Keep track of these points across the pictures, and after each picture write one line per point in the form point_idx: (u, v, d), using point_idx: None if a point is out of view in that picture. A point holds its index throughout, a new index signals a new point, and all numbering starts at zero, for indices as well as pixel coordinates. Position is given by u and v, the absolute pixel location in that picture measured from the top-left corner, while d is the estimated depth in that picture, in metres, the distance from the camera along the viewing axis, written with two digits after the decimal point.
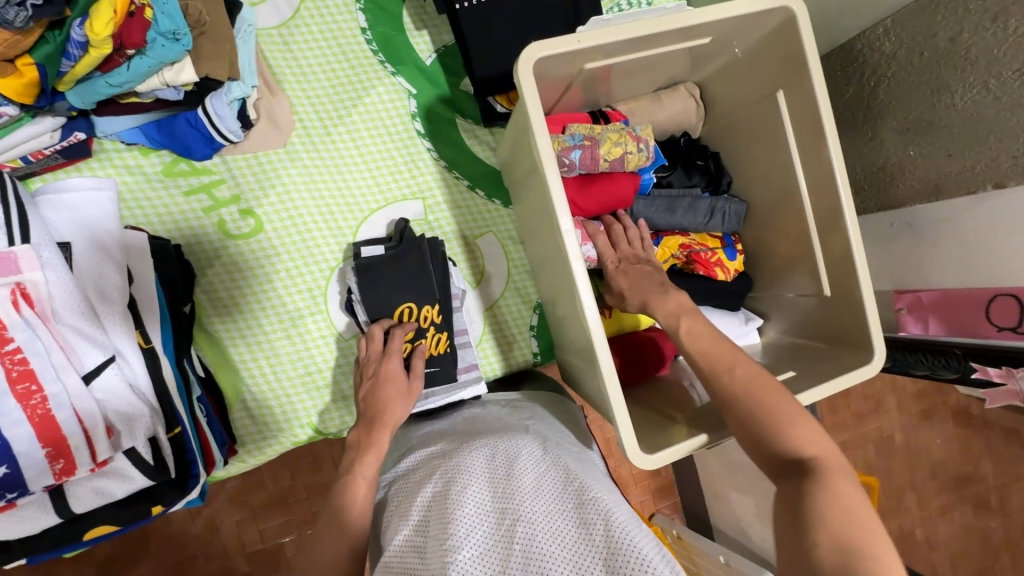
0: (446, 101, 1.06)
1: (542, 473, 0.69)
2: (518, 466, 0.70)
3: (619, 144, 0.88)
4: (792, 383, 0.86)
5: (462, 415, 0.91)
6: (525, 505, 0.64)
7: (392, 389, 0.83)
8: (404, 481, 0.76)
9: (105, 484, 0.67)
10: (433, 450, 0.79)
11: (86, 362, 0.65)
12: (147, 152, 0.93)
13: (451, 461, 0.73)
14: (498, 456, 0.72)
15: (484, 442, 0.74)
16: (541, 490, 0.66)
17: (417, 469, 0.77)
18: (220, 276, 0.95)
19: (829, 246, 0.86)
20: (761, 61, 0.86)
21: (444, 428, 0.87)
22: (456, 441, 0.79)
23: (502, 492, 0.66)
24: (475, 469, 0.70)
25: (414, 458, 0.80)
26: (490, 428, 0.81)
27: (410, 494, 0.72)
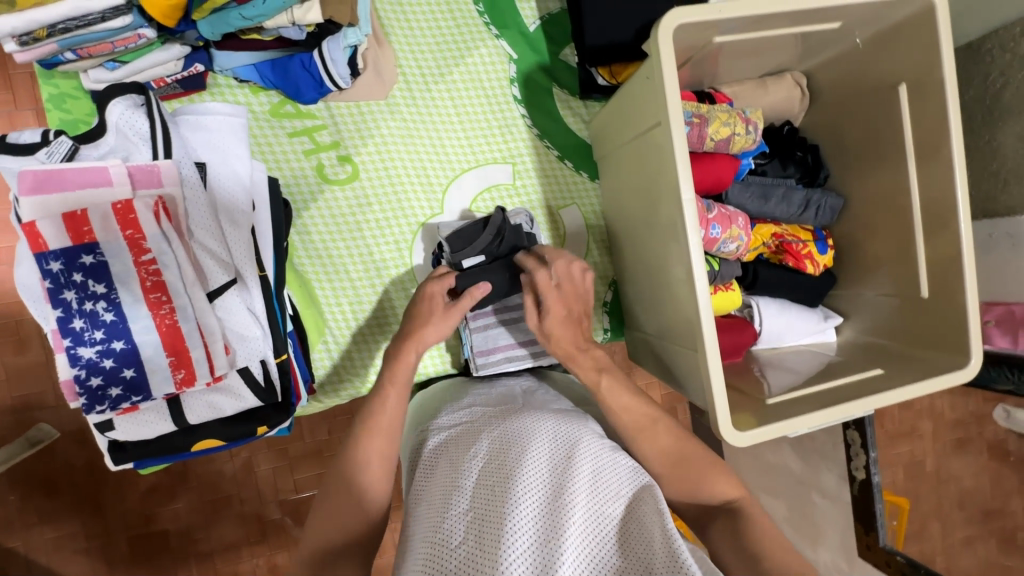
0: (545, 69, 1.06)
1: (601, 462, 0.69)
2: (579, 448, 0.70)
3: (728, 124, 0.88)
4: (877, 381, 0.85)
5: (517, 386, 0.92)
6: (580, 488, 0.64)
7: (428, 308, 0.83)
8: (458, 430, 0.79)
9: (217, 400, 0.69)
10: (490, 412, 0.81)
11: (212, 281, 0.68)
12: (257, 90, 0.94)
13: (513, 424, 0.74)
14: (558, 432, 0.72)
15: (549, 417, 0.75)
16: (597, 482, 0.66)
17: (473, 425, 0.79)
18: (314, 218, 0.97)
19: (932, 247, 0.85)
20: (884, 52, 0.84)
21: (501, 393, 0.89)
22: (516, 409, 0.80)
23: (560, 470, 0.67)
24: (537, 440, 0.70)
25: (470, 413, 0.83)
26: (551, 405, 0.82)
27: (465, 445, 0.75)
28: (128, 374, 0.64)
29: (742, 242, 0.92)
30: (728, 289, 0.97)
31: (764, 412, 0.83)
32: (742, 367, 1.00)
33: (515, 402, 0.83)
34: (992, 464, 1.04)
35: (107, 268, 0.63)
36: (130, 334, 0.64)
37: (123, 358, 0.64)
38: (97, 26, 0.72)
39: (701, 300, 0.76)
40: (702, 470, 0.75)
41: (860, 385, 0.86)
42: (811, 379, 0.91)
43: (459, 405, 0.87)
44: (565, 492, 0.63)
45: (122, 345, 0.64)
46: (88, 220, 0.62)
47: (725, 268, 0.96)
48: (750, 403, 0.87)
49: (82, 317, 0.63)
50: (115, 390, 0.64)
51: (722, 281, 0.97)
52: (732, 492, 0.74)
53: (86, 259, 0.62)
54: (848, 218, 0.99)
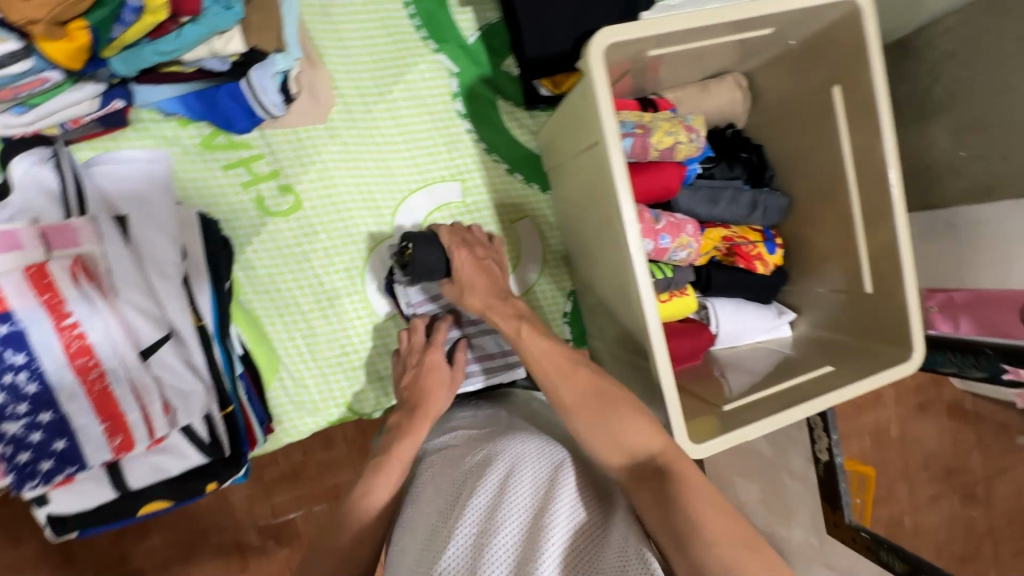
0: (488, 81, 1.04)
1: (585, 480, 0.69)
2: (562, 466, 0.70)
3: (670, 133, 0.87)
4: (827, 378, 0.88)
5: (492, 409, 0.91)
6: (556, 504, 0.64)
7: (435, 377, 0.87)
8: (443, 453, 0.78)
9: (161, 460, 0.67)
10: (474, 434, 0.80)
11: (144, 339, 0.64)
12: (186, 123, 0.90)
13: (495, 445, 0.74)
14: (540, 451, 0.72)
15: (532, 436, 0.75)
16: (580, 499, 0.66)
17: (456, 447, 0.78)
18: (258, 252, 0.94)
19: (872, 242, 0.87)
20: (818, 54, 0.86)
21: (488, 415, 0.88)
22: (501, 429, 0.80)
23: (538, 489, 0.66)
24: (520, 459, 0.70)
25: (455, 436, 0.82)
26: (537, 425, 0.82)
27: (448, 470, 0.74)
28: (60, 446, 0.61)
29: (692, 248, 0.93)
30: (684, 293, 0.98)
31: (723, 418, 0.84)
32: (702, 369, 1.01)
33: (499, 423, 0.83)
34: None
35: (24, 337, 0.58)
36: (58, 403, 0.61)
37: (52, 429, 0.61)
38: None
39: (650, 316, 0.77)
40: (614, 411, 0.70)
41: (812, 383, 0.88)
42: (767, 379, 0.93)
43: (444, 429, 0.86)
44: (546, 511, 0.63)
45: (49, 416, 0.60)
46: None
47: (678, 274, 0.96)
48: (710, 408, 0.88)
49: (1, 390, 0.59)
50: (47, 464, 0.61)
51: (676, 287, 0.97)
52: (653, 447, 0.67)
53: None
54: (795, 215, 1.00)
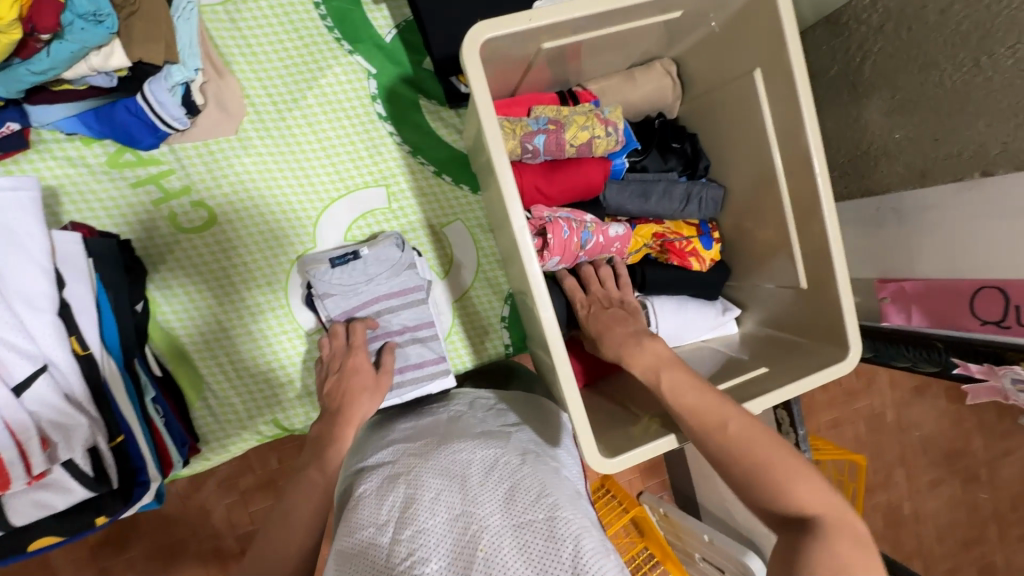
0: (408, 81, 1.00)
1: (515, 483, 0.67)
2: (492, 476, 0.68)
3: (586, 128, 0.82)
4: (765, 380, 0.83)
5: (448, 410, 0.88)
6: (493, 519, 0.62)
7: (358, 381, 0.83)
8: (375, 472, 0.75)
9: (44, 497, 0.65)
10: (412, 448, 0.77)
11: (15, 375, 0.62)
12: (89, 142, 0.88)
13: (429, 464, 0.71)
14: (477, 461, 0.70)
15: (464, 447, 0.73)
16: (510, 503, 0.64)
17: (394, 464, 0.75)
18: (174, 271, 0.92)
19: (805, 234, 0.81)
20: (737, 36, 0.80)
21: (427, 423, 0.85)
22: (433, 441, 0.77)
23: (473, 503, 0.64)
24: (449, 477, 0.68)
25: (389, 451, 0.79)
26: (472, 430, 0.79)
27: (380, 490, 0.71)
28: None
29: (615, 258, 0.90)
30: None
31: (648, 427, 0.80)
32: None
33: (438, 432, 0.79)
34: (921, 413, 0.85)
35: None
36: None
37: None
38: None
39: (551, 325, 0.72)
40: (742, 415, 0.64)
41: (749, 385, 0.83)
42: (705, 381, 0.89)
43: (385, 441, 0.82)
44: (474, 526, 0.61)
45: None
46: None
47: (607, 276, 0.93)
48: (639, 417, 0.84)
49: None
50: None
51: None
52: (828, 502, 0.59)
53: None
54: (733, 208, 0.95)
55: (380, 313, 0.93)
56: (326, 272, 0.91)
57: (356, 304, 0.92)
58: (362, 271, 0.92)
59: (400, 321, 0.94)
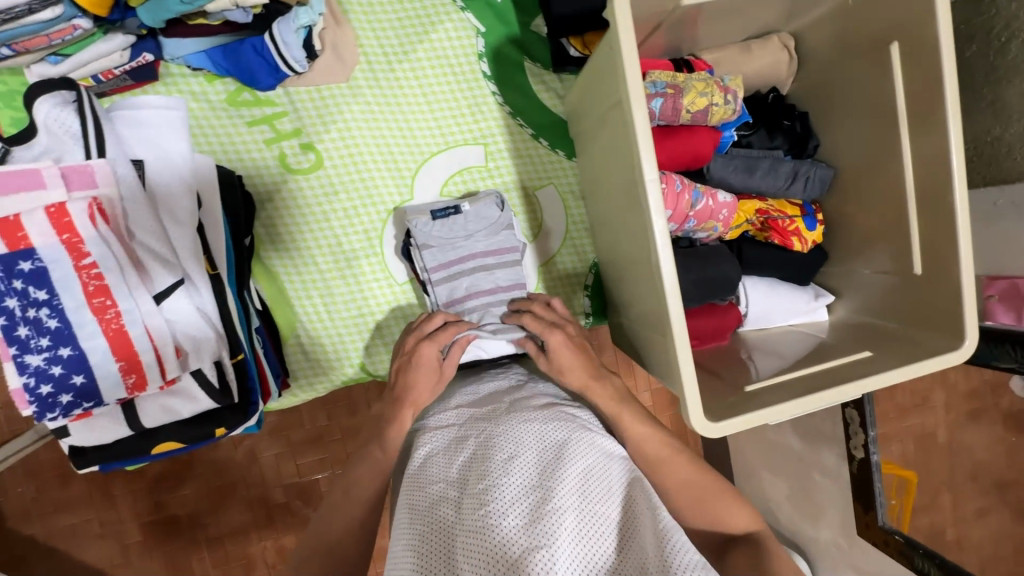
0: (516, 42, 1.00)
1: (590, 463, 0.67)
2: (567, 451, 0.68)
3: (704, 94, 0.82)
4: (866, 364, 0.81)
5: (504, 380, 0.89)
6: (568, 493, 0.62)
7: (424, 376, 0.82)
8: (442, 433, 0.76)
9: (173, 403, 0.68)
10: (479, 414, 0.77)
11: (157, 283, 0.66)
12: (213, 78, 0.91)
13: (500, 429, 0.71)
14: (548, 435, 0.70)
15: (535, 418, 0.73)
16: (585, 485, 0.64)
17: (462, 429, 0.76)
18: (278, 209, 0.94)
19: (925, 219, 0.79)
20: (874, 8, 0.78)
21: (489, 392, 0.85)
22: (501, 410, 0.77)
23: (547, 474, 0.64)
24: (524, 446, 0.68)
25: (454, 414, 0.80)
26: (539, 401, 0.79)
27: (451, 453, 0.72)
28: (78, 381, 0.64)
29: (717, 231, 0.89)
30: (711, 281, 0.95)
31: (741, 400, 0.79)
32: (728, 350, 0.96)
33: (502, 402, 0.80)
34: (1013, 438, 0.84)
35: (47, 274, 0.62)
36: (77, 339, 0.63)
37: (71, 364, 0.63)
38: (26, 19, 0.69)
39: (669, 286, 0.72)
40: (655, 458, 0.74)
41: (848, 368, 0.82)
42: (797, 363, 0.87)
43: (447, 404, 0.83)
44: (552, 500, 0.61)
45: (68, 351, 0.63)
46: (22, 226, 0.60)
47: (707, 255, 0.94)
48: (729, 390, 0.84)
49: (26, 325, 0.62)
50: (66, 397, 0.64)
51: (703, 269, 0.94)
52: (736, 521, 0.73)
53: (24, 265, 0.61)
54: (839, 191, 0.93)
55: (474, 270, 0.94)
56: (426, 224, 0.93)
57: (453, 257, 0.94)
58: (461, 225, 0.94)
59: (493, 280, 0.95)
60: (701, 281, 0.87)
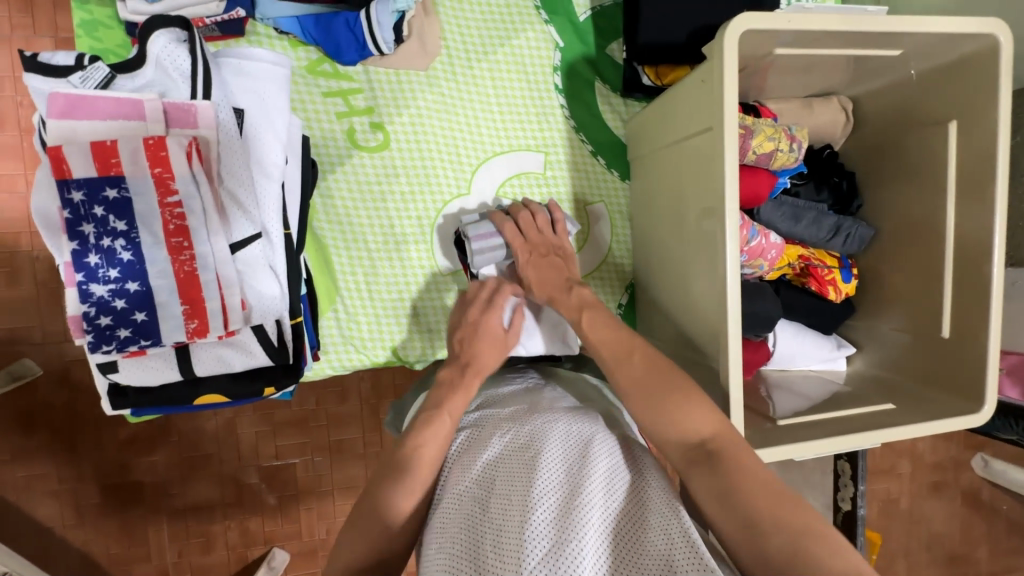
0: (590, 62, 1.04)
1: (613, 464, 0.67)
2: (592, 450, 0.68)
3: (773, 139, 0.87)
4: (890, 415, 0.85)
5: (524, 380, 0.91)
6: (593, 490, 0.62)
7: (488, 342, 0.85)
8: (470, 433, 0.77)
9: (227, 354, 0.67)
10: (506, 414, 0.78)
11: (236, 232, 0.65)
12: (297, 45, 0.92)
13: (524, 427, 0.72)
14: (573, 435, 0.70)
15: (560, 418, 0.73)
16: (609, 486, 0.64)
17: (486, 427, 0.77)
18: (337, 181, 0.95)
19: (958, 288, 0.84)
20: (937, 86, 0.84)
21: (517, 394, 0.86)
22: (528, 410, 0.78)
23: (572, 471, 0.65)
24: (549, 443, 0.68)
25: (483, 414, 0.80)
26: (564, 406, 0.80)
27: (475, 451, 0.72)
28: (140, 317, 0.62)
29: (762, 269, 0.93)
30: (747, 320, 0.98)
31: (768, 433, 0.82)
32: (749, 387, 0.99)
33: (527, 403, 0.81)
34: (972, 507, 1.54)
35: (130, 205, 0.61)
36: (146, 276, 0.62)
37: (135, 300, 0.62)
38: None
39: (732, 313, 0.75)
40: (672, 398, 0.67)
41: (872, 418, 0.85)
42: (819, 406, 0.91)
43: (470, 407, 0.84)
44: (576, 499, 0.61)
45: (136, 286, 0.62)
46: (117, 152, 0.60)
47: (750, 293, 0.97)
48: (754, 423, 0.86)
49: (99, 253, 0.61)
50: (124, 332, 0.62)
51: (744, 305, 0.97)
52: (707, 430, 0.64)
53: (110, 192, 0.60)
54: (873, 250, 0.98)
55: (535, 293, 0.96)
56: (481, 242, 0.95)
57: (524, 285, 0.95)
58: None
59: None
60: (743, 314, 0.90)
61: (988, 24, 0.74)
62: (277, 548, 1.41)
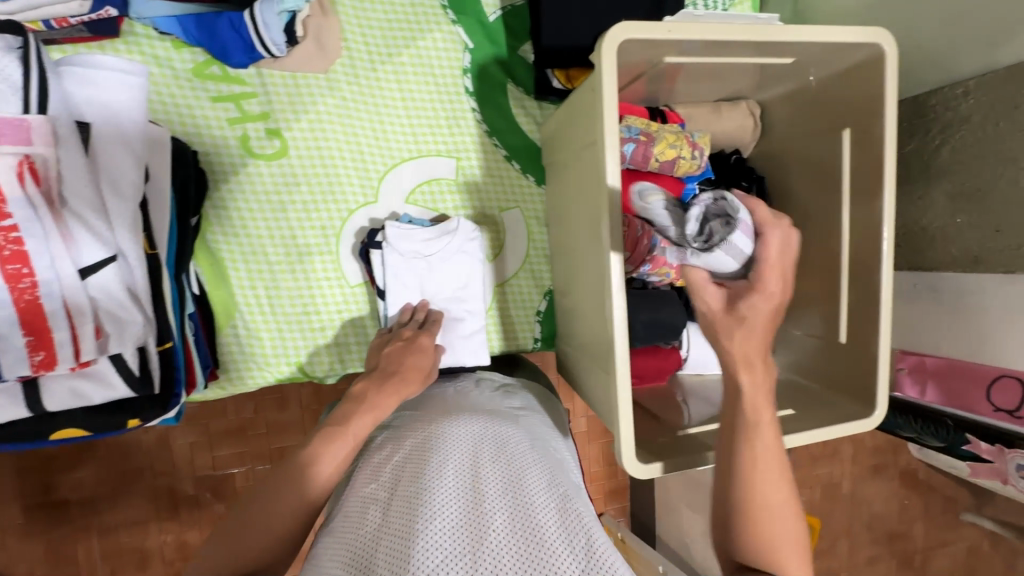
0: (501, 64, 1.01)
1: (527, 466, 0.65)
2: (505, 451, 0.66)
3: (674, 146, 0.85)
4: (791, 420, 0.86)
5: (455, 385, 0.89)
6: (503, 489, 0.60)
7: (418, 359, 0.83)
8: (385, 436, 0.73)
9: (84, 387, 0.64)
10: (422, 416, 0.75)
11: (85, 257, 0.60)
12: (180, 46, 0.86)
13: (438, 429, 0.69)
14: (489, 437, 0.68)
15: (477, 420, 0.71)
16: (522, 484, 0.62)
17: (401, 431, 0.73)
18: (232, 191, 0.90)
19: (855, 295, 0.85)
20: (835, 94, 0.84)
21: (434, 396, 0.83)
22: (445, 412, 0.75)
23: (484, 470, 0.62)
24: (462, 444, 0.66)
25: (401, 417, 0.77)
26: (483, 409, 0.78)
27: (388, 454, 0.68)
28: None
29: (669, 277, 0.91)
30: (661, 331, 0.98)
31: (672, 442, 0.82)
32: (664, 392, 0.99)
33: (446, 405, 0.78)
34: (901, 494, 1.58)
35: None
36: None
37: None
38: None
39: (618, 328, 0.74)
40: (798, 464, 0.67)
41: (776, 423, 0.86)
42: None
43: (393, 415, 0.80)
44: (484, 498, 0.58)
45: None
46: None
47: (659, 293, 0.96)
48: (663, 431, 0.86)
49: None
50: None
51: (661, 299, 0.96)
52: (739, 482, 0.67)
53: None
54: None
55: (444, 299, 0.96)
56: (393, 268, 0.92)
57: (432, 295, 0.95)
58: (450, 280, 0.96)
59: (455, 290, 0.97)
60: (650, 323, 0.90)
61: (873, 34, 0.74)
62: None
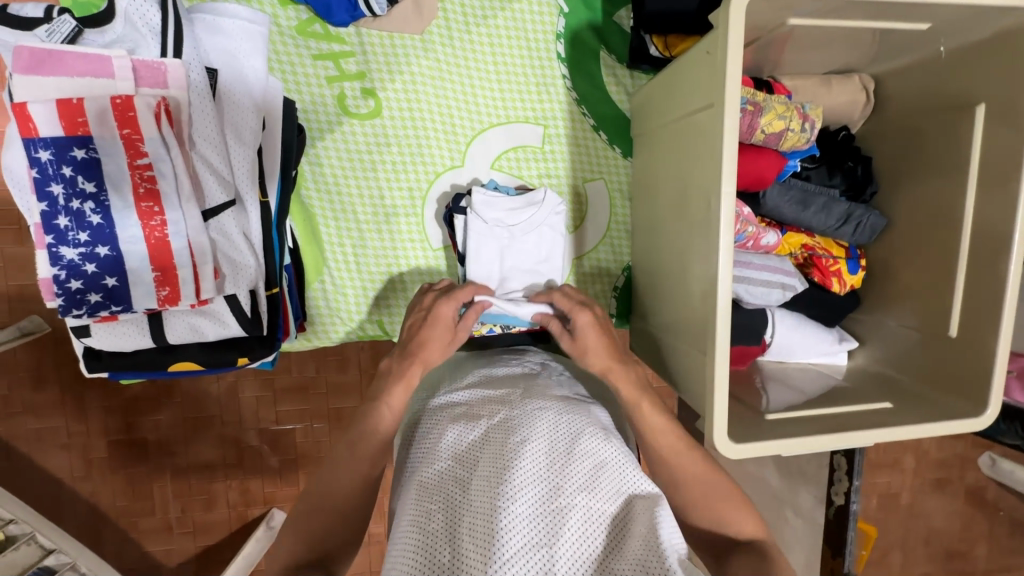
0: (596, 30, 0.98)
1: (603, 458, 0.64)
2: (581, 441, 0.65)
3: (783, 118, 0.82)
4: (888, 414, 0.81)
5: (520, 364, 0.86)
6: (578, 486, 0.59)
7: (438, 333, 0.78)
8: (454, 410, 0.73)
9: (201, 323, 0.68)
10: (492, 395, 0.74)
11: (209, 200, 0.65)
12: (286, 3, 0.87)
13: (516, 411, 0.68)
14: (564, 426, 0.67)
15: (552, 406, 0.70)
16: (596, 481, 0.61)
17: (472, 407, 0.72)
18: (327, 149, 0.92)
19: (972, 286, 0.79)
20: (966, 66, 0.78)
21: (507, 377, 0.80)
22: (519, 391, 0.74)
23: (561, 463, 0.62)
24: (539, 432, 0.65)
25: (468, 393, 0.76)
26: (555, 392, 0.76)
27: (462, 429, 0.68)
28: (110, 283, 0.61)
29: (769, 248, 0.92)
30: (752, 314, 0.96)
31: (760, 427, 0.79)
32: (744, 377, 0.96)
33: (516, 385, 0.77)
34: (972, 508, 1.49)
35: (98, 166, 0.60)
36: (116, 241, 0.61)
37: (105, 264, 0.61)
38: None
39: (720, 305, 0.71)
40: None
41: (871, 416, 0.81)
42: (813, 402, 0.87)
43: (460, 383, 0.79)
44: (562, 494, 0.58)
45: (106, 251, 0.61)
46: (83, 111, 0.58)
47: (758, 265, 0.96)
48: (747, 415, 0.83)
49: (67, 215, 0.59)
50: (94, 297, 0.61)
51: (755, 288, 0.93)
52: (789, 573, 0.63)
53: (78, 153, 0.59)
54: (886, 240, 0.93)
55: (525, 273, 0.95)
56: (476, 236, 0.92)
57: (509, 268, 0.94)
58: (532, 254, 0.95)
59: (536, 264, 0.95)
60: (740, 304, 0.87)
61: None
62: (275, 509, 1.42)
